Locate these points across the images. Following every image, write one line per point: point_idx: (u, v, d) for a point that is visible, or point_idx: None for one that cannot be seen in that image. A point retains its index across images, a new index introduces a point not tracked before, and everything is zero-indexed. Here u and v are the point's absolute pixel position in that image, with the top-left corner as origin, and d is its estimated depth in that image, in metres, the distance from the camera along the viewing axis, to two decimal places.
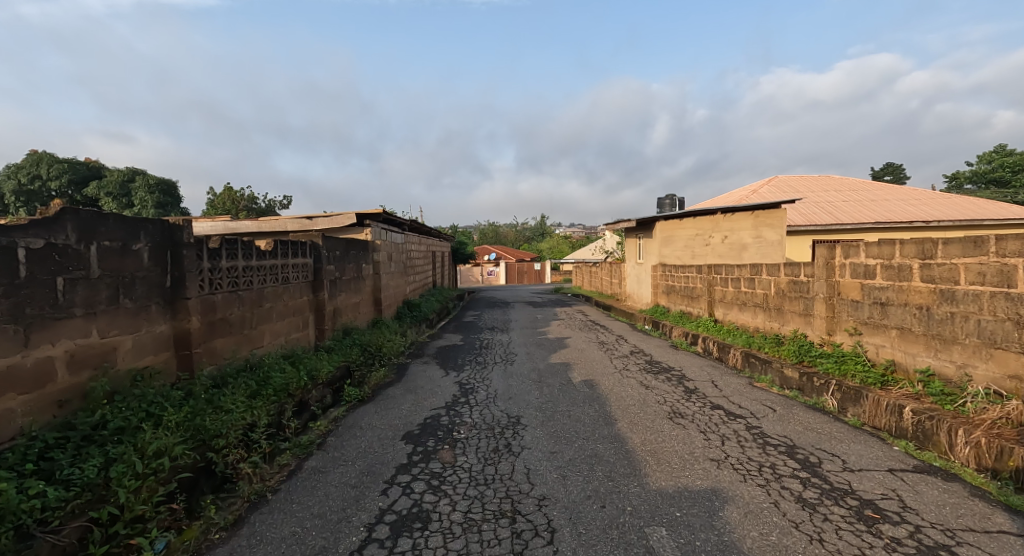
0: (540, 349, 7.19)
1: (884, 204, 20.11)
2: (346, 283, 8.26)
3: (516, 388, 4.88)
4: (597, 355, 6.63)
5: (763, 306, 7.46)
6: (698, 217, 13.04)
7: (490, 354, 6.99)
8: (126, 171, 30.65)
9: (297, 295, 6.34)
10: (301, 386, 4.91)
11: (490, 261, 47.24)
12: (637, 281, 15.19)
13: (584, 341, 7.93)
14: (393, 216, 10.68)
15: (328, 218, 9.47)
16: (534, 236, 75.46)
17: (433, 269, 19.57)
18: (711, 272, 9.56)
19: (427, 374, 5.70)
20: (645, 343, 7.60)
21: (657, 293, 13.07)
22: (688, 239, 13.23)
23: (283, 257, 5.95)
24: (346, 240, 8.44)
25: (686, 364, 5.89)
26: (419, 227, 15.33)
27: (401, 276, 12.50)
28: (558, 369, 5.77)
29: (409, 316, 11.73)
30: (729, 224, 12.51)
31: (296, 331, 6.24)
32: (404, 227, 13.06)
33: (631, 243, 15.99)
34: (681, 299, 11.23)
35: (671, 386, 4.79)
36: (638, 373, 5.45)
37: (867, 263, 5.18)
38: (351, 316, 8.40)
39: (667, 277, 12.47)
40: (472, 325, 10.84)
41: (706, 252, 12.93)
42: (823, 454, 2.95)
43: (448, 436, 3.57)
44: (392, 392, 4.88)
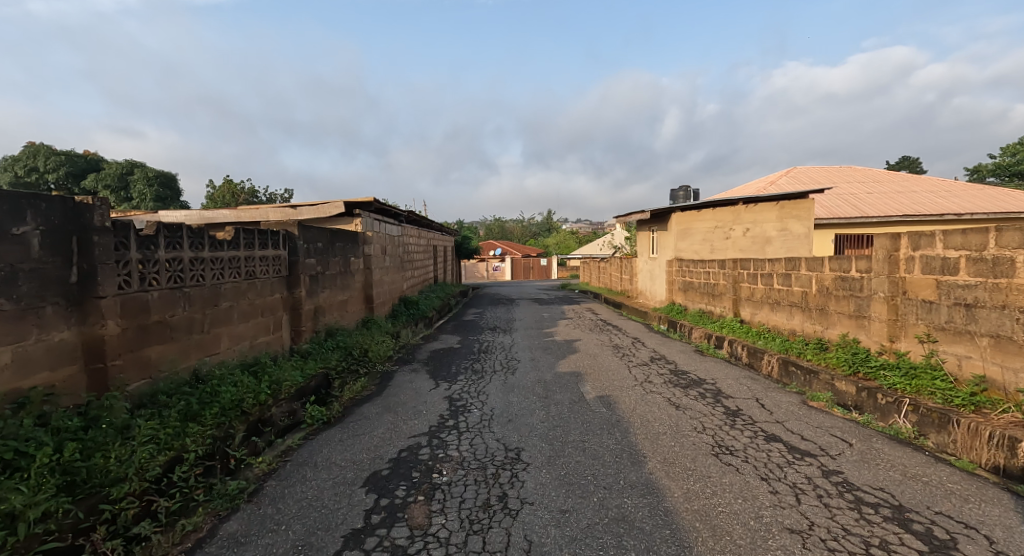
0: (546, 354, 6.33)
1: (912, 196, 18.98)
2: (330, 278, 7.44)
3: (516, 407, 4.02)
4: (612, 361, 5.75)
5: (801, 306, 6.54)
6: (717, 208, 12.08)
7: (490, 360, 6.12)
8: (125, 164, 30.12)
9: (266, 293, 5.51)
10: (258, 403, 4.10)
11: (496, 257, 46.51)
12: (650, 277, 14.25)
13: (596, 344, 7.04)
14: (386, 206, 9.83)
15: (313, 207, 8.65)
16: (540, 231, 74.47)
17: (434, 264, 18.76)
18: (736, 267, 8.61)
19: (414, 387, 4.86)
20: (665, 347, 6.72)
21: (673, 290, 12.15)
22: (706, 232, 12.23)
23: (247, 249, 5.12)
24: (330, 230, 7.60)
25: (718, 375, 5.01)
26: (418, 220, 14.47)
27: (397, 272, 11.64)
28: (568, 380, 4.91)
29: (405, 315, 10.88)
30: (752, 215, 11.74)
31: (264, 334, 5.42)
32: (400, 219, 12.19)
33: (643, 236, 15.01)
34: (701, 297, 10.29)
35: (707, 406, 3.91)
36: (663, 387, 4.56)
37: (945, 255, 4.26)
38: (336, 316, 7.58)
39: (684, 273, 11.55)
40: (472, 325, 9.94)
41: (727, 245, 12.00)
42: (952, 527, 2.07)
43: (425, 481, 2.72)
44: (366, 411, 4.04)
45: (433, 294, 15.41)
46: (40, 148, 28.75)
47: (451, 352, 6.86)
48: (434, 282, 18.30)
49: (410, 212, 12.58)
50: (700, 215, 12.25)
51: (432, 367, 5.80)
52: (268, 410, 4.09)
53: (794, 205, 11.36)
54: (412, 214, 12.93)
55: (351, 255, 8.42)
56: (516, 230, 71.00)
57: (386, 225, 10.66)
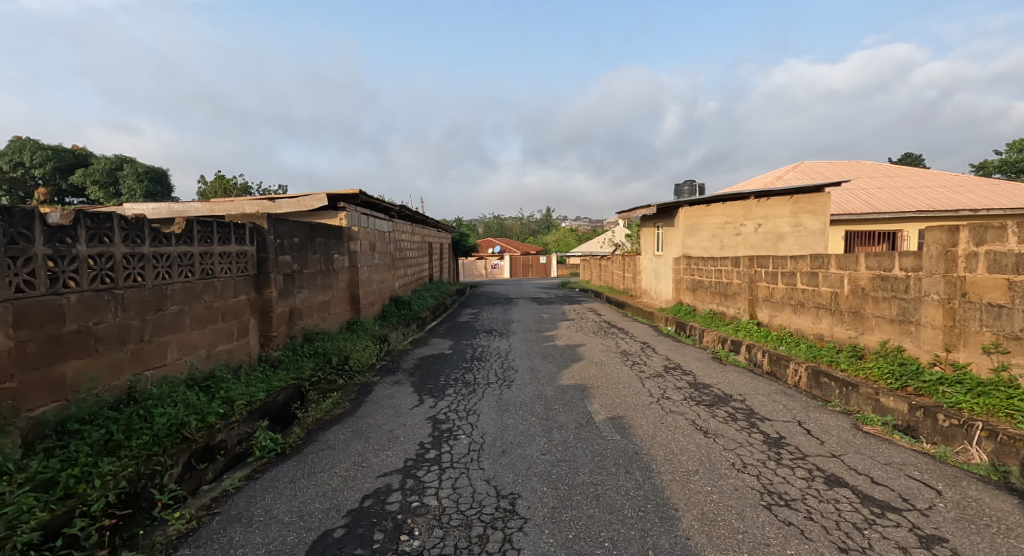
0: (547, 362, 5.69)
1: (923, 191, 18.38)
2: (308, 277, 6.77)
3: (512, 433, 3.36)
4: (621, 372, 5.08)
5: (830, 308, 5.89)
6: (727, 202, 11.37)
7: (484, 370, 5.47)
8: (115, 159, 29.40)
9: (227, 294, 4.84)
10: (204, 427, 3.44)
11: (494, 255, 45.87)
12: (656, 275, 13.56)
13: (601, 350, 6.38)
14: (374, 199, 9.16)
15: (294, 200, 7.99)
16: (540, 229, 73.78)
17: (430, 262, 18.10)
18: (752, 264, 7.93)
19: (395, 403, 4.20)
20: (678, 354, 6.06)
21: (681, 289, 11.50)
22: (715, 227, 11.48)
23: (203, 244, 4.46)
24: (309, 224, 6.92)
25: (744, 388, 4.35)
26: (411, 215, 13.78)
27: (387, 270, 10.95)
28: (572, 396, 4.26)
29: (395, 316, 10.19)
30: (764, 210, 11.15)
31: (224, 342, 4.76)
32: (390, 214, 11.49)
33: (648, 233, 14.33)
34: (712, 297, 9.62)
35: (741, 432, 3.25)
36: (685, 405, 3.90)
37: (1020, 251, 3.60)
38: (315, 319, 6.91)
39: (692, 271, 10.90)
40: (466, 328, 9.26)
41: (737, 242, 11.33)
42: None
43: (389, 549, 2.05)
44: (333, 437, 3.37)
45: (427, 294, 14.73)
46: (25, 143, 27.95)
47: (440, 358, 6.19)
48: (429, 281, 17.58)
49: (401, 206, 11.88)
50: (709, 209, 11.52)
51: (418, 378, 5.13)
52: (216, 435, 3.44)
53: (808, 199, 10.95)
54: (403, 209, 12.23)
55: (333, 252, 7.75)
56: (515, 227, 70.28)
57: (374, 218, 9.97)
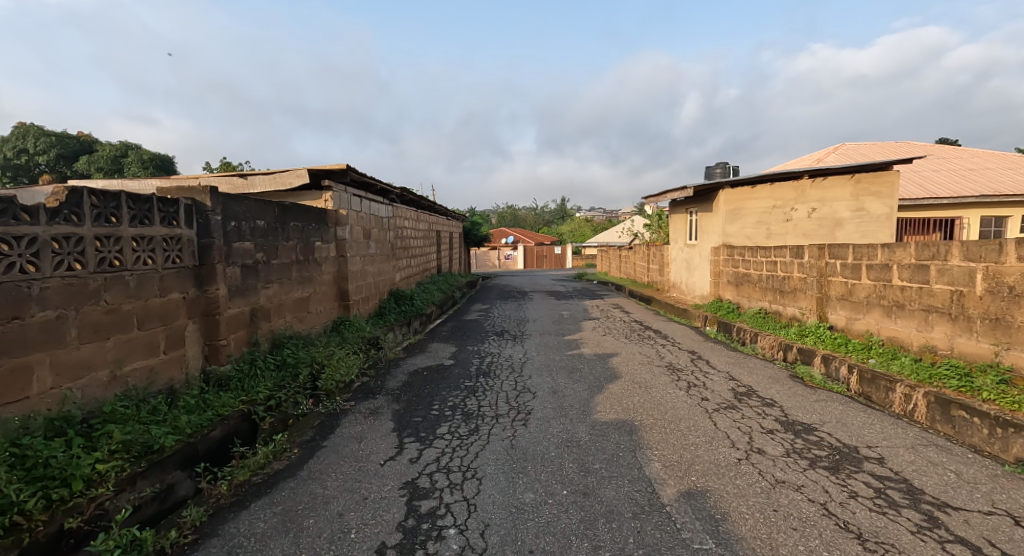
0: (573, 380, 4.40)
1: (984, 173, 16.52)
2: (278, 270, 5.55)
3: (533, 528, 2.08)
4: (677, 401, 3.74)
5: (948, 313, 4.48)
6: (776, 183, 9.86)
7: (492, 393, 4.18)
8: (120, 146, 28.68)
9: (148, 294, 3.60)
10: (51, 508, 2.23)
11: (508, 246, 44.63)
12: (688, 268, 12.09)
13: (640, 364, 5.05)
14: (367, 178, 7.91)
15: (269, 177, 6.78)
16: (554, 219, 72.19)
17: (437, 252, 16.86)
18: (823, 256, 6.45)
19: (363, 452, 2.95)
20: (742, 370, 4.71)
21: (720, 284, 10.06)
22: (761, 212, 9.97)
23: (104, 224, 3.22)
24: (280, 205, 5.68)
25: (866, 432, 3.00)
26: (415, 200, 12.48)
27: (384, 261, 9.70)
28: (615, 443, 2.97)
29: (393, 315, 8.93)
30: (819, 192, 9.68)
31: (143, 358, 3.53)
32: (389, 197, 10.21)
33: (678, 219, 12.86)
34: (764, 294, 8.17)
35: (918, 538, 1.92)
36: (792, 468, 2.56)
37: None
38: (287, 320, 5.71)
39: (735, 263, 9.46)
40: (473, 328, 7.98)
41: (785, 229, 9.87)
42: None
43: None
44: (245, 530, 2.13)
45: (433, 287, 13.47)
46: (29, 129, 27.33)
47: (438, 373, 4.92)
48: (436, 273, 16.37)
49: (402, 189, 10.58)
50: (753, 191, 10.02)
51: (405, 405, 3.86)
52: (68, 522, 2.21)
53: (871, 178, 9.48)
54: (404, 192, 10.95)
55: (313, 239, 6.52)
56: (529, 217, 68.64)
57: (368, 201, 8.71)
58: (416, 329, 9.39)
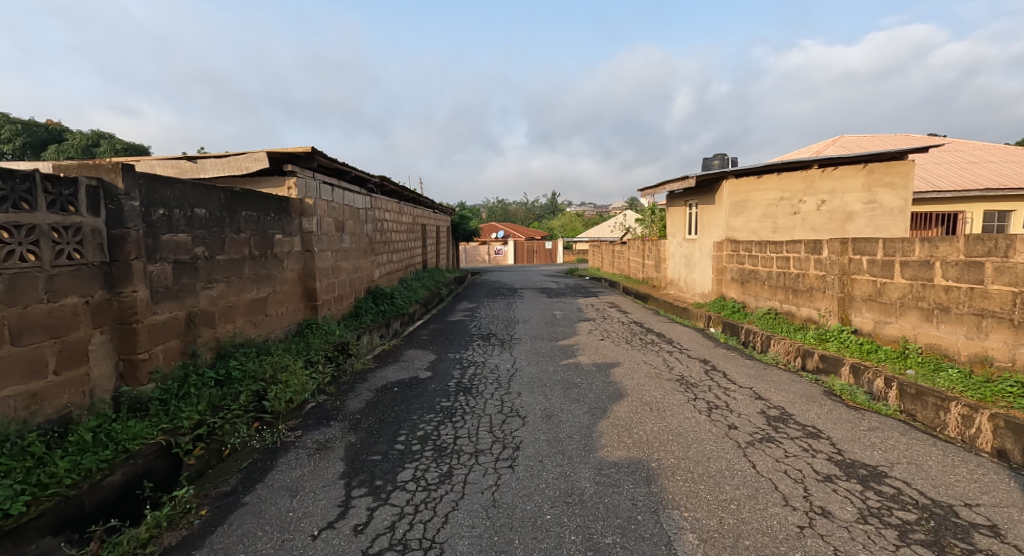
0: (570, 401, 3.68)
1: (988, 166, 16.05)
2: (225, 267, 4.76)
3: None
4: (699, 430, 3.04)
5: (1009, 319, 3.83)
6: (784, 173, 9.21)
7: (473, 418, 3.45)
8: (92, 135, 27.42)
9: (28, 301, 2.81)
10: None
11: (498, 241, 43.89)
12: (688, 264, 11.45)
13: (647, 377, 4.34)
14: (338, 163, 7.09)
15: (222, 161, 5.96)
16: (545, 213, 71.50)
17: (423, 247, 16.07)
18: (845, 252, 5.79)
19: (294, 515, 2.21)
20: (767, 385, 4.01)
21: (724, 282, 9.40)
22: (767, 204, 9.35)
23: None
24: (228, 192, 4.86)
25: (953, 481, 2.32)
26: (396, 190, 11.64)
27: (361, 256, 8.89)
28: (628, 499, 2.25)
29: (368, 317, 8.14)
30: (830, 182, 9.06)
31: (19, 383, 2.75)
32: (366, 186, 9.38)
33: (677, 212, 12.20)
34: (774, 294, 7.50)
35: None
36: (877, 544, 1.86)
37: None
38: (237, 325, 4.93)
39: (740, 259, 8.81)
40: (457, 331, 7.22)
41: (793, 223, 9.29)
42: None
43: None
44: None
45: (417, 284, 12.65)
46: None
47: (410, 389, 4.18)
48: (422, 269, 15.58)
49: (381, 178, 9.76)
50: (759, 182, 9.36)
51: (364, 437, 3.11)
52: None
53: (885, 167, 8.88)
54: (383, 181, 10.12)
55: (272, 231, 5.72)
56: (519, 211, 67.83)
57: (340, 189, 7.88)
58: (395, 332, 8.60)
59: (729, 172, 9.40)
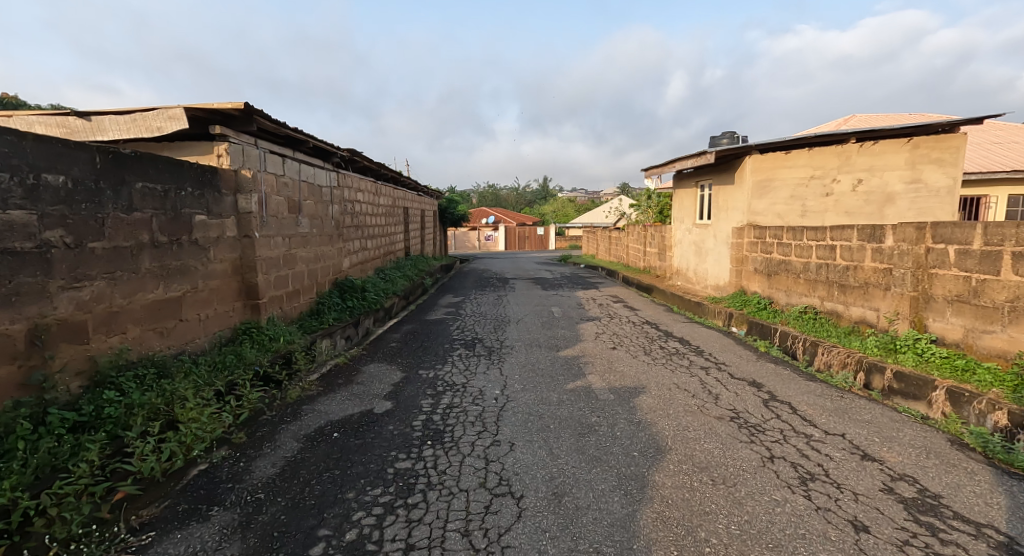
0: (587, 464, 2.47)
1: (1014, 148, 14.94)
2: (106, 259, 3.44)
3: None
4: (810, 537, 1.85)
5: None
6: (816, 148, 8.00)
7: (439, 501, 2.22)
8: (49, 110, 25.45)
9: None
10: None
11: (488, 226, 42.51)
12: (700, 253, 10.28)
13: (687, 415, 3.13)
14: (285, 126, 5.72)
15: (126, 119, 4.60)
16: (536, 198, 70.05)
17: (406, 233, 14.74)
18: (919, 240, 4.60)
19: None
20: (863, 429, 2.83)
21: (745, 273, 8.24)
22: (796, 183, 8.16)
23: None
24: (113, 153, 3.51)
25: None
26: (369, 168, 10.27)
27: (323, 243, 7.56)
28: None
29: (330, 316, 6.85)
30: (868, 158, 7.90)
31: None
32: (330, 161, 8.01)
33: (686, 195, 10.98)
34: (814, 290, 6.34)
35: None
36: None
37: None
38: (129, 337, 3.63)
39: (766, 248, 7.64)
40: (434, 334, 5.97)
41: (825, 205, 8.13)
42: None
43: None
44: None
45: (396, 275, 11.33)
46: None
47: (357, 436, 2.94)
48: (404, 257, 14.28)
49: (348, 152, 8.39)
50: (788, 158, 8.15)
51: (249, 553, 1.86)
52: None
53: (933, 141, 7.70)
54: (351, 156, 8.75)
55: (189, 211, 4.38)
56: (510, 196, 66.36)
57: (294, 162, 6.53)
58: (363, 333, 7.33)
59: (752, 146, 8.18)
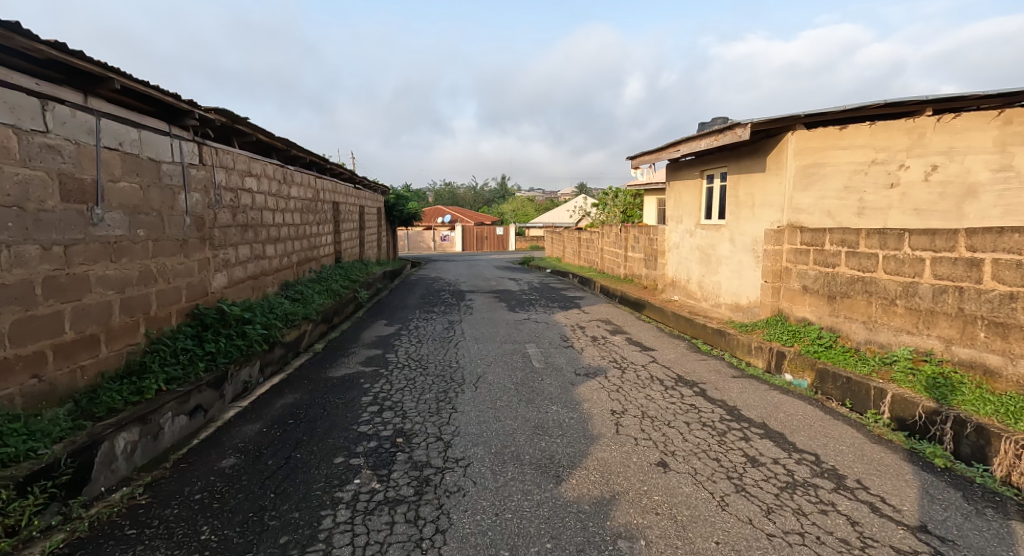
0: None
1: None
2: None
3: None
4: None
5: None
6: (880, 121, 5.79)
7: None
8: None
9: None
10: None
11: (445, 227, 39.72)
12: (710, 262, 8.11)
13: None
14: (23, 30, 2.95)
15: None
16: (495, 197, 67.54)
17: (338, 235, 11.93)
18: None
19: None
20: None
21: (786, 293, 6.13)
22: (852, 169, 5.96)
23: None
24: None
25: None
26: (270, 144, 7.42)
27: (164, 253, 4.75)
28: None
29: (153, 383, 4.01)
30: (943, 138, 5.32)
31: None
32: (184, 125, 5.18)
33: (692, 189, 8.80)
34: (932, 327, 4.16)
35: None
36: None
37: None
38: None
39: (825, 259, 5.50)
40: (326, 422, 3.36)
41: (889, 200, 5.73)
42: None
43: None
44: None
45: (315, 291, 8.54)
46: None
47: None
48: (336, 266, 11.47)
49: (218, 113, 5.56)
50: (843, 135, 5.98)
51: None
52: None
53: None
54: (229, 123, 5.95)
55: None
56: (468, 195, 63.55)
57: (83, 114, 3.75)
58: (219, 401, 4.63)
59: (798, 115, 6.10)
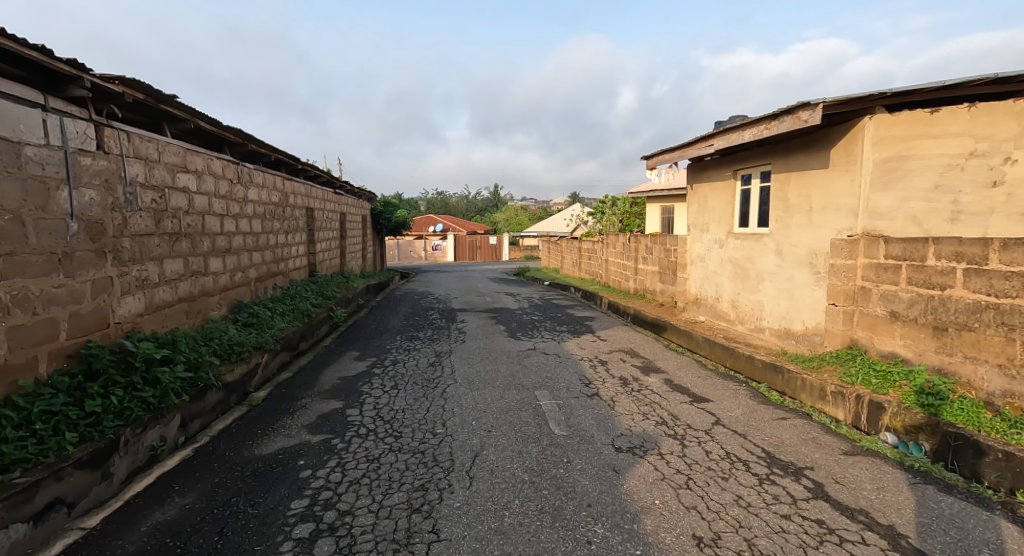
0: None
1: None
2: None
3: None
4: None
5: None
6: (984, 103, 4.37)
7: None
8: None
9: None
10: None
11: (437, 236, 38.27)
12: (748, 278, 6.79)
13: None
14: None
15: None
16: (488, 205, 66.28)
17: (312, 244, 10.48)
18: None
19: None
20: None
21: (864, 320, 4.81)
22: (943, 163, 4.56)
23: None
24: None
25: None
26: (216, 133, 6.00)
27: (26, 274, 3.33)
28: None
29: None
30: None
31: None
32: (72, 97, 3.78)
33: (723, 191, 7.48)
34: None
35: None
36: None
37: None
38: None
39: (927, 279, 4.17)
40: None
41: (992, 203, 4.30)
42: None
43: None
44: None
45: (275, 311, 7.11)
46: None
47: None
48: (309, 280, 10.02)
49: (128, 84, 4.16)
50: (935, 120, 4.59)
51: None
52: None
53: None
54: (149, 101, 4.56)
55: None
56: (461, 204, 62.21)
57: None
58: (98, 486, 3.19)
59: (878, 95, 4.78)
